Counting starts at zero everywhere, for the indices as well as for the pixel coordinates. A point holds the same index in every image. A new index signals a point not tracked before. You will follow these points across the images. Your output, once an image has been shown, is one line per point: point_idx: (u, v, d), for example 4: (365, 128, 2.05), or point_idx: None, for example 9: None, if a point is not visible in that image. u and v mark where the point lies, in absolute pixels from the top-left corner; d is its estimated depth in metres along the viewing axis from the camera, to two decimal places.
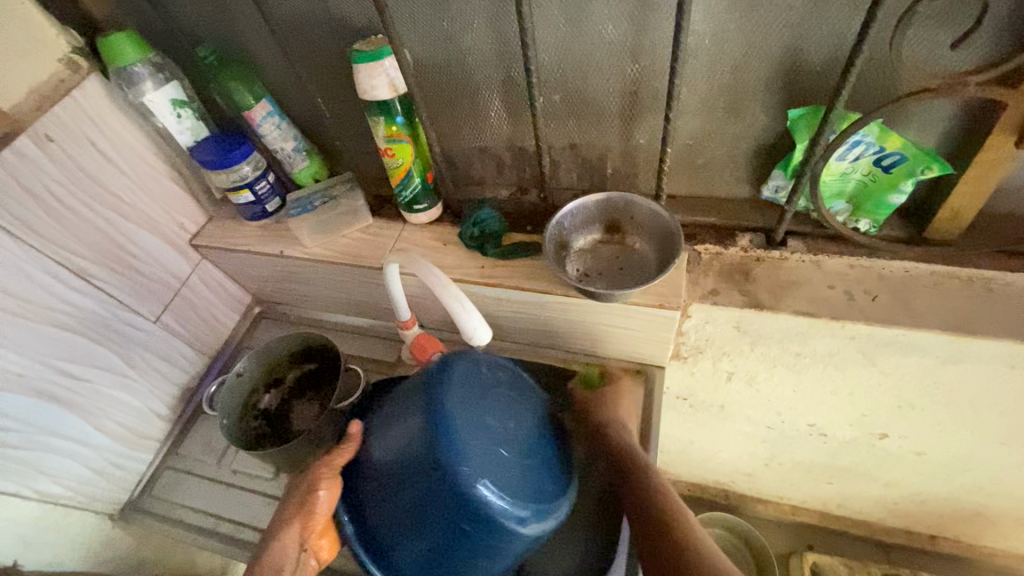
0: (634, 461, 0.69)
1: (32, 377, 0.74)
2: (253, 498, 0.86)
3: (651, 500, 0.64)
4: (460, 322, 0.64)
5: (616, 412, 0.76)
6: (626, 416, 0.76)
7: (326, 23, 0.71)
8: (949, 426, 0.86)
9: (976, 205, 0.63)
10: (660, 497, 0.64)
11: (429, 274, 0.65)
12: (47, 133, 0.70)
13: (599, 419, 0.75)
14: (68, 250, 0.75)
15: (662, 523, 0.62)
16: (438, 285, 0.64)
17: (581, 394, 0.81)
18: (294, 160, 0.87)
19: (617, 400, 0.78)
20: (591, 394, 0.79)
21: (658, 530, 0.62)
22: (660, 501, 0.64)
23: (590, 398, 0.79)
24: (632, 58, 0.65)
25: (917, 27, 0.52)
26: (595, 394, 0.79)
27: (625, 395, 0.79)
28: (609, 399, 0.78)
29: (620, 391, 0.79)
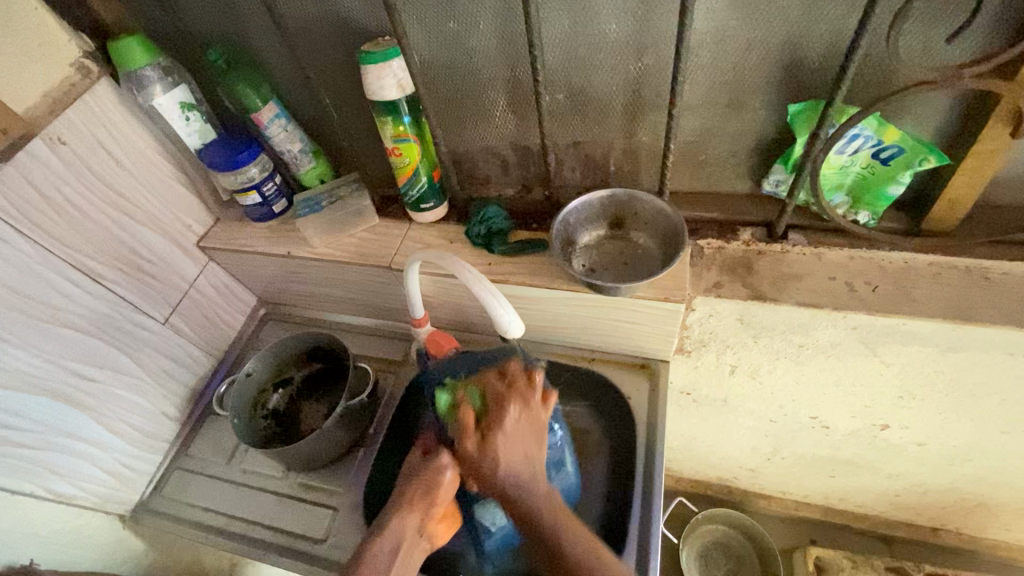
0: (536, 530, 0.57)
1: (45, 377, 0.74)
2: (264, 497, 0.86)
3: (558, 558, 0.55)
4: (497, 319, 0.66)
5: (503, 418, 0.58)
6: (514, 415, 0.59)
7: (334, 24, 0.72)
8: (950, 415, 0.88)
9: (974, 194, 0.64)
10: (567, 558, 0.55)
11: (465, 272, 0.68)
12: (60, 136, 0.72)
13: (477, 449, 0.58)
14: (79, 251, 0.76)
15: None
16: (472, 282, 0.67)
17: (490, 376, 0.63)
18: (301, 162, 0.89)
19: (510, 384, 0.61)
20: (489, 386, 0.62)
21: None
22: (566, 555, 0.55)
23: (490, 386, 0.62)
24: (635, 56, 0.66)
25: (913, 22, 0.53)
26: (503, 390, 0.61)
27: (530, 395, 0.61)
28: (526, 402, 0.60)
29: (508, 395, 0.60)
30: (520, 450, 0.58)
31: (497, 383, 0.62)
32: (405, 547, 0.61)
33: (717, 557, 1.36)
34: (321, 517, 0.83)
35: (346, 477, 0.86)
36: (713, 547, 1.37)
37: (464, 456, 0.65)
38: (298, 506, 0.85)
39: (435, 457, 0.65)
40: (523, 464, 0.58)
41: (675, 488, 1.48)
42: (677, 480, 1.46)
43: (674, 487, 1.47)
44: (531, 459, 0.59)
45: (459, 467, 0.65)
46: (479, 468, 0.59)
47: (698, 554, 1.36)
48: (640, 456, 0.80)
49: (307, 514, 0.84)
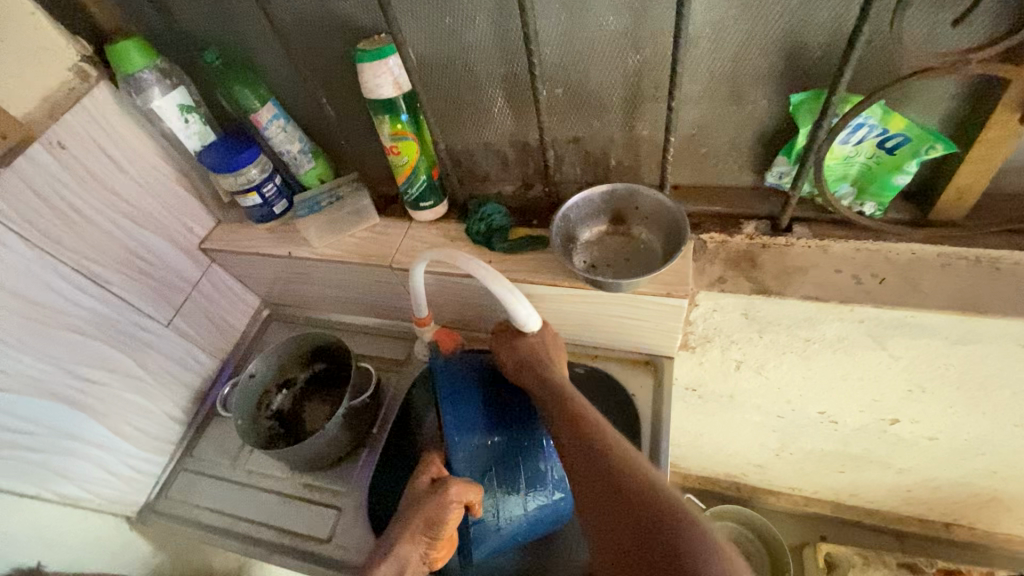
0: (582, 451, 0.59)
1: (49, 381, 0.75)
2: (268, 497, 0.87)
3: (624, 462, 0.56)
4: (513, 313, 0.69)
5: (551, 372, 0.68)
6: (557, 371, 0.69)
7: (329, 23, 0.72)
8: (961, 409, 0.86)
9: (982, 183, 0.63)
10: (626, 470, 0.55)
11: (480, 265, 0.67)
12: (59, 141, 0.72)
13: (511, 368, 0.71)
14: (81, 255, 0.76)
15: (618, 479, 0.55)
16: (488, 277, 0.66)
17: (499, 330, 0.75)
18: (300, 162, 0.88)
19: (533, 370, 0.68)
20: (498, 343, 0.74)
21: (617, 491, 0.54)
22: (624, 458, 0.57)
23: (499, 344, 0.73)
24: (633, 49, 0.65)
25: (917, 8, 0.52)
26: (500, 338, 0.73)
27: (548, 337, 0.72)
28: (539, 346, 0.71)
29: (512, 338, 0.73)
30: (542, 355, 0.70)
31: (501, 342, 0.73)
32: (408, 571, 0.67)
33: None
34: (325, 517, 0.83)
35: (350, 477, 0.86)
36: None
37: (472, 488, 0.67)
38: (302, 507, 0.85)
39: (440, 494, 0.66)
40: (542, 379, 0.68)
41: (683, 484, 1.47)
42: (685, 477, 1.45)
43: (681, 483, 1.46)
44: (555, 367, 0.69)
45: (468, 499, 0.67)
46: (517, 360, 0.71)
47: None
48: (644, 454, 0.79)
49: (312, 514, 0.84)
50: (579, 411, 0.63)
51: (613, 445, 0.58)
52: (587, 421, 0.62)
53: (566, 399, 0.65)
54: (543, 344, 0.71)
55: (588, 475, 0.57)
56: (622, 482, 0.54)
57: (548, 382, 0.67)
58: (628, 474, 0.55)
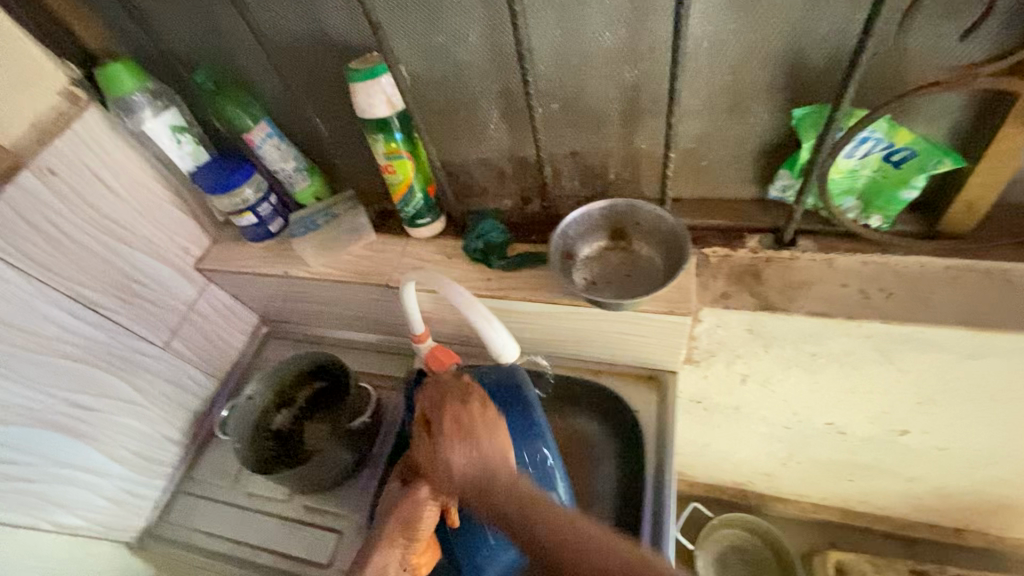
0: (491, 499, 0.56)
1: (44, 410, 0.74)
2: (268, 521, 0.85)
3: (530, 510, 0.53)
4: (491, 344, 0.66)
5: (452, 454, 0.58)
6: (462, 455, 0.58)
7: (320, 42, 0.71)
8: (973, 419, 0.84)
9: (992, 196, 0.61)
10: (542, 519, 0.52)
11: (454, 292, 0.66)
12: (49, 167, 0.71)
13: (433, 468, 0.60)
14: (74, 281, 0.75)
15: (560, 534, 0.51)
16: (462, 303, 0.65)
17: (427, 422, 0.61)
18: (295, 180, 0.87)
19: (465, 403, 0.60)
20: (422, 439, 0.61)
21: (549, 544, 0.51)
22: (526, 502, 0.54)
23: (420, 439, 0.61)
24: (630, 63, 0.64)
25: (923, 21, 0.50)
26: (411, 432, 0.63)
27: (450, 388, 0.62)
28: (462, 419, 0.59)
29: (452, 400, 0.60)
30: (485, 448, 0.58)
31: (425, 440, 0.61)
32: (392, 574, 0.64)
33: (734, 563, 1.32)
34: (326, 541, 0.82)
35: (350, 500, 0.85)
36: (729, 552, 1.33)
37: (454, 494, 0.65)
38: (303, 530, 0.84)
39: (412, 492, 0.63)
40: (472, 466, 0.58)
41: (688, 492, 1.45)
42: (691, 486, 1.43)
43: (687, 491, 1.44)
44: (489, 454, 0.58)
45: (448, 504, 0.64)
46: (449, 486, 0.60)
47: (714, 560, 1.33)
48: (649, 473, 0.77)
49: (313, 538, 0.83)
50: (475, 482, 0.58)
51: (509, 478, 0.57)
52: (495, 479, 0.57)
53: (456, 468, 0.58)
54: (458, 413, 0.59)
55: (519, 520, 0.54)
56: (553, 538, 0.51)
57: (477, 445, 0.58)
58: (558, 535, 0.51)
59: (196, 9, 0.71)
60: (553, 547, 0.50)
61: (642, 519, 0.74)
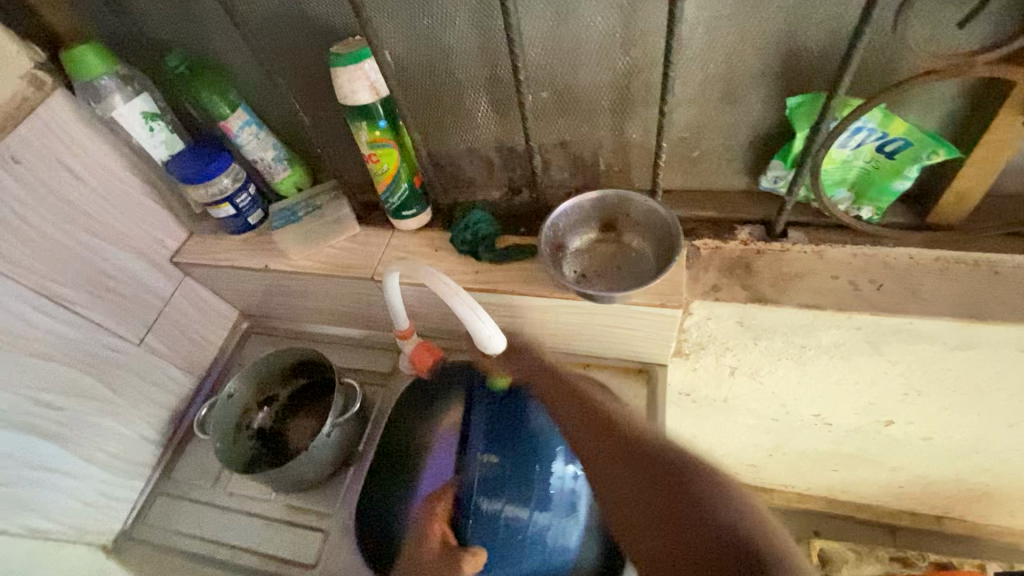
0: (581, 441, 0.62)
1: (12, 410, 0.70)
2: (251, 521, 0.83)
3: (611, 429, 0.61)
4: (476, 331, 0.65)
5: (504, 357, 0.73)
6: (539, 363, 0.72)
7: (300, 25, 0.68)
8: (957, 409, 0.85)
9: (982, 187, 0.61)
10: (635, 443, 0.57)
11: (441, 283, 0.65)
12: (12, 154, 0.67)
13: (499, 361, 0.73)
14: (41, 274, 0.72)
15: (629, 438, 0.58)
16: (449, 294, 0.65)
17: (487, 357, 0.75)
18: (275, 170, 0.84)
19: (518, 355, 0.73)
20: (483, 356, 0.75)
21: (633, 464, 0.56)
22: (617, 431, 0.60)
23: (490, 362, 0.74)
24: (623, 50, 0.62)
25: (920, 7, 0.50)
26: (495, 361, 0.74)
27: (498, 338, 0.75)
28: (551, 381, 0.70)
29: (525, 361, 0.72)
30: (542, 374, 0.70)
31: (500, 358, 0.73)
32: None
33: None
34: (311, 541, 0.80)
35: (336, 498, 0.83)
36: None
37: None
38: (287, 530, 0.82)
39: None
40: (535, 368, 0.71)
41: None
42: None
43: None
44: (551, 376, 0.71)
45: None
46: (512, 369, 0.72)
47: None
48: None
49: (297, 538, 0.81)
50: (530, 370, 0.72)
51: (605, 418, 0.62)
52: (627, 426, 0.59)
53: (552, 378, 0.69)
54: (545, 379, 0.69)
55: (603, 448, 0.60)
56: (640, 450, 0.57)
57: (543, 370, 0.71)
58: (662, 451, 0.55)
59: None
60: (648, 463, 0.55)
61: None
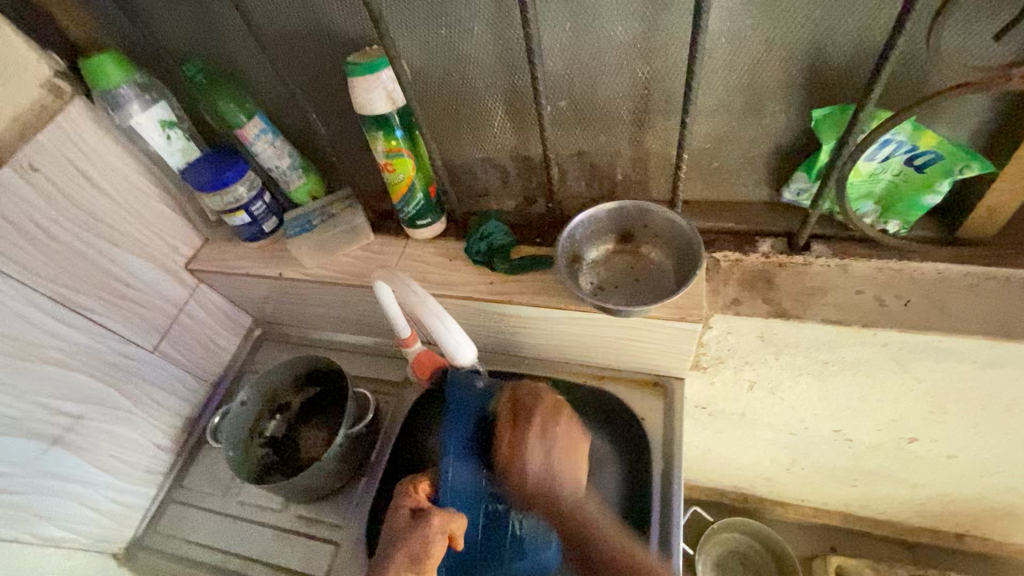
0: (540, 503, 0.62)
1: (26, 419, 0.70)
2: (261, 531, 0.83)
3: (608, 559, 0.55)
4: (443, 343, 0.67)
5: (528, 454, 0.63)
6: (559, 449, 0.64)
7: (318, 35, 0.67)
8: (984, 428, 0.83)
9: (1016, 202, 0.59)
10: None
11: (409, 290, 0.67)
12: (32, 163, 0.67)
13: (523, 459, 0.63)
14: (59, 282, 0.72)
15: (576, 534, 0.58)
16: (416, 301, 0.67)
17: (508, 417, 0.67)
18: (290, 178, 0.84)
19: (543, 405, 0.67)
20: (518, 429, 0.66)
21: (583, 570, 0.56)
22: (601, 550, 0.56)
23: (505, 432, 0.66)
24: (643, 60, 0.61)
25: (955, 17, 0.48)
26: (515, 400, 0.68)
27: (545, 408, 0.66)
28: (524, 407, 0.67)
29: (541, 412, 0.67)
30: (564, 464, 0.64)
31: (510, 418, 0.67)
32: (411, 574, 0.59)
33: (734, 567, 1.31)
34: (321, 553, 0.80)
35: (346, 510, 0.82)
36: (729, 556, 1.32)
37: (455, 518, 0.63)
38: (297, 541, 0.81)
39: (427, 521, 0.61)
40: (574, 503, 0.61)
41: (688, 496, 1.43)
42: (691, 488, 1.42)
43: (687, 495, 1.43)
44: (573, 478, 0.63)
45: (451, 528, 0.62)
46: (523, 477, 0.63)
47: (714, 565, 1.31)
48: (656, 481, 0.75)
49: (307, 550, 0.80)
50: (541, 476, 0.63)
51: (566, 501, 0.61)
52: (620, 549, 0.56)
53: (558, 498, 0.61)
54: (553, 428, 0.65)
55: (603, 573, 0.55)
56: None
57: (555, 487, 0.62)
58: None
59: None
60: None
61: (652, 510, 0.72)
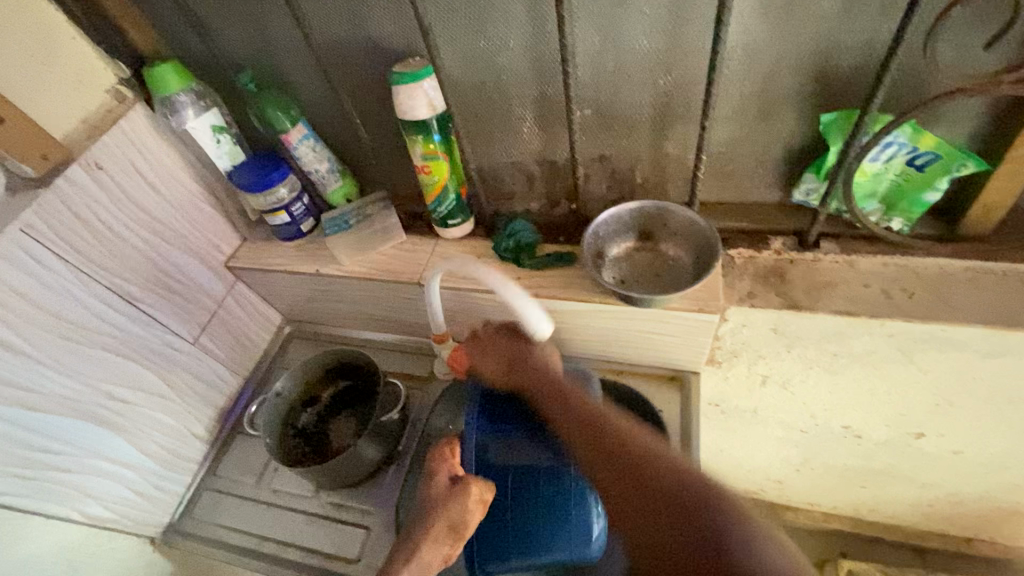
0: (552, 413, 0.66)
1: (80, 400, 0.75)
2: (295, 517, 0.86)
3: (635, 453, 0.58)
4: (523, 317, 0.70)
5: (494, 339, 0.76)
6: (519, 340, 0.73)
7: (365, 47, 0.74)
8: (987, 421, 0.86)
9: (1009, 199, 0.64)
10: (648, 475, 0.55)
11: (489, 274, 0.69)
12: (97, 161, 0.73)
13: (483, 351, 0.75)
14: (115, 273, 0.77)
15: (617, 440, 0.60)
16: (498, 284, 0.69)
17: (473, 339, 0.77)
18: (328, 181, 0.89)
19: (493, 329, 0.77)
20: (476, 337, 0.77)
21: (631, 471, 0.56)
22: (632, 449, 0.59)
23: (464, 347, 0.77)
24: (665, 70, 0.67)
25: (949, 30, 0.54)
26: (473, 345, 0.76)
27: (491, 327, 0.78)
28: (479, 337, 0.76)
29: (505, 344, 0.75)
30: (523, 346, 0.73)
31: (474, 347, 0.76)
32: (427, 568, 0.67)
33: None
34: (354, 537, 0.83)
35: (376, 496, 0.85)
36: None
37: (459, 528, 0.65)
38: (329, 525, 0.84)
39: (461, 493, 0.65)
40: (522, 367, 0.71)
41: None
42: None
43: None
44: (540, 356, 0.72)
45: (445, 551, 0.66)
46: (490, 367, 0.75)
47: None
48: None
49: (340, 533, 0.83)
50: (511, 360, 0.73)
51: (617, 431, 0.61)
52: (613, 427, 0.62)
53: (524, 381, 0.71)
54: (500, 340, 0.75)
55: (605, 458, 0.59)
56: (649, 488, 0.55)
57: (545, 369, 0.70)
58: (676, 482, 0.53)
59: (246, 14, 0.74)
60: (649, 494, 0.54)
61: None
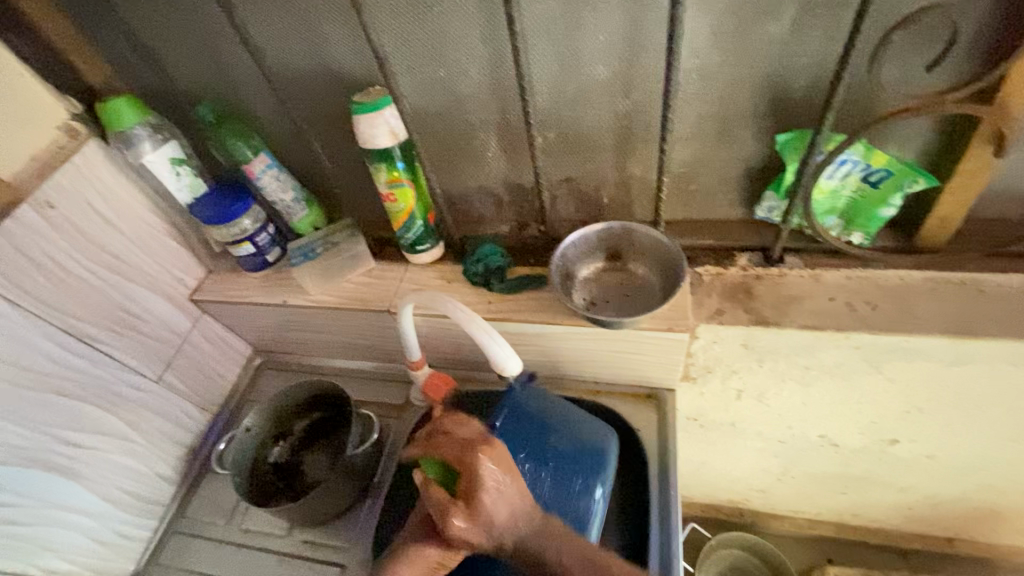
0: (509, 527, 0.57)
1: (34, 449, 0.71)
2: (267, 559, 0.83)
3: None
4: (492, 356, 0.68)
5: (485, 499, 0.56)
6: (498, 498, 0.56)
7: (325, 77, 0.73)
8: (957, 426, 0.88)
9: (962, 212, 0.66)
10: None
11: (455, 309, 0.69)
12: (47, 200, 0.71)
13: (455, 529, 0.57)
14: (71, 314, 0.74)
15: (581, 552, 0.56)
16: (463, 318, 0.68)
17: (425, 445, 0.62)
18: (293, 211, 0.88)
19: (464, 421, 0.62)
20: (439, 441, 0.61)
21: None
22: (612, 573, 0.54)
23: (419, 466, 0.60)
24: (623, 95, 0.68)
25: (892, 52, 0.56)
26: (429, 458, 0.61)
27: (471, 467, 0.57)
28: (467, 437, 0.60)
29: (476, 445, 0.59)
30: (493, 509, 0.56)
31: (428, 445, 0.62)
32: None
33: None
34: None
35: (352, 532, 0.83)
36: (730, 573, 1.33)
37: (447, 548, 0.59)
38: (304, 566, 0.81)
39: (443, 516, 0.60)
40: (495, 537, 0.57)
41: (686, 513, 1.45)
42: (688, 505, 1.43)
43: (685, 513, 1.44)
44: (516, 515, 0.58)
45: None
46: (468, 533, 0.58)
47: None
48: (654, 489, 0.78)
49: (314, 574, 0.81)
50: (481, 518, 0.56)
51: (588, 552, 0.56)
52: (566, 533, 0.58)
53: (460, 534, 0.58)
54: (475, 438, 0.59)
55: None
56: None
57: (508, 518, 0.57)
58: None
59: (204, 49, 0.73)
60: None
61: (652, 516, 0.76)
